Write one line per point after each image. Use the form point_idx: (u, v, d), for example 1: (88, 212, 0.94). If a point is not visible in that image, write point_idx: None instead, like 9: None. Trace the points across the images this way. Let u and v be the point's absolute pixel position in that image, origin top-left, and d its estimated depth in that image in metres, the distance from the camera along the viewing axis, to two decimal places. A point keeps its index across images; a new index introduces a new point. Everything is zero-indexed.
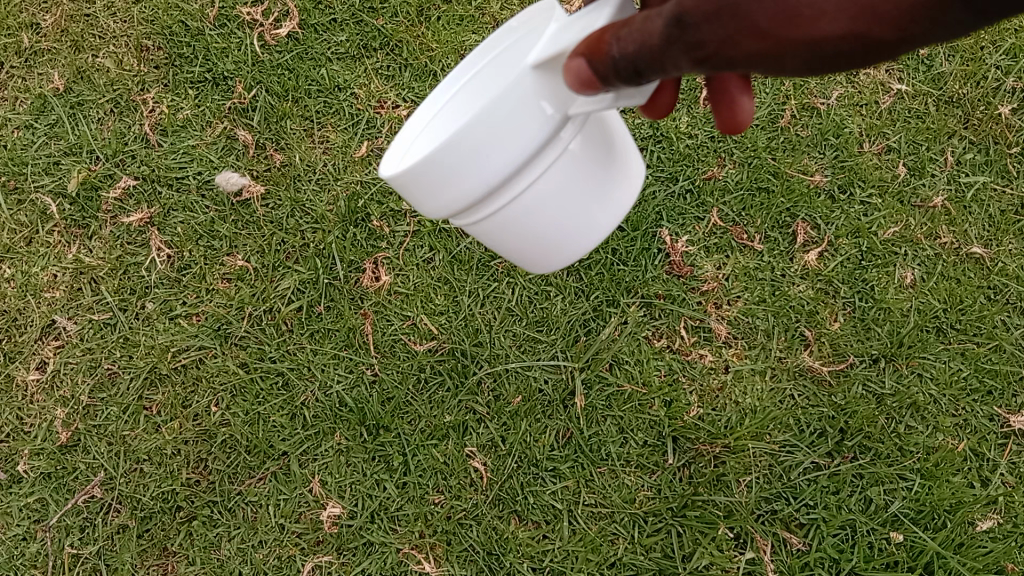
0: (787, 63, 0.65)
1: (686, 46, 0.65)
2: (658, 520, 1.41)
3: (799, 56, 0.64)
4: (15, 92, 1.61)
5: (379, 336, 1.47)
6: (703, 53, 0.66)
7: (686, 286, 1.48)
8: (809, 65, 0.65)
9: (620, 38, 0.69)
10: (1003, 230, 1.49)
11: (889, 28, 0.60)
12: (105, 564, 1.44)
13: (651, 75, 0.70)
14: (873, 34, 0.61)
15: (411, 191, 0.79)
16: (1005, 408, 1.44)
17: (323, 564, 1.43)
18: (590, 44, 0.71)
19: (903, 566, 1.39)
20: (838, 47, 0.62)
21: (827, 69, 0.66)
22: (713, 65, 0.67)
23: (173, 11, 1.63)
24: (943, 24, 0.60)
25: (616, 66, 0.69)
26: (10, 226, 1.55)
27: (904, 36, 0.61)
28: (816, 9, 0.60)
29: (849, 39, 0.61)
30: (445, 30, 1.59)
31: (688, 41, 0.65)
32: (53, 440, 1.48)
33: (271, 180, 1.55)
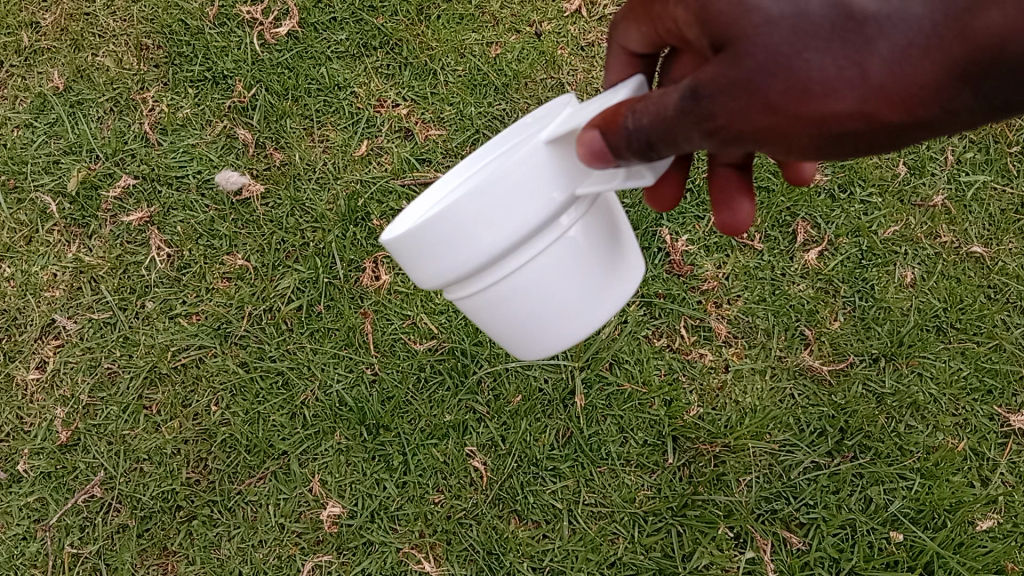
0: (794, 141, 0.70)
1: (699, 119, 0.71)
2: (658, 520, 1.41)
3: (809, 131, 0.69)
4: (15, 90, 1.61)
5: (379, 335, 1.47)
6: (713, 126, 0.71)
7: (686, 285, 1.48)
8: (814, 145, 0.71)
9: (636, 112, 0.73)
10: (1003, 229, 1.49)
11: (894, 111, 0.67)
12: (105, 564, 1.44)
13: (663, 148, 0.74)
14: (881, 113, 0.67)
15: (407, 257, 0.80)
16: (1004, 407, 1.44)
17: (323, 564, 1.42)
18: (607, 118, 0.74)
19: (904, 566, 1.38)
20: (844, 124, 0.68)
21: (827, 150, 0.72)
22: (724, 136, 0.72)
23: (173, 9, 1.63)
24: (938, 108, 0.67)
25: (632, 138, 0.73)
26: (9, 225, 1.55)
27: (906, 118, 0.67)
28: (826, 86, 0.67)
29: (856, 118, 0.68)
30: (445, 29, 1.59)
31: (699, 113, 0.71)
32: (53, 440, 1.47)
33: (271, 178, 1.55)
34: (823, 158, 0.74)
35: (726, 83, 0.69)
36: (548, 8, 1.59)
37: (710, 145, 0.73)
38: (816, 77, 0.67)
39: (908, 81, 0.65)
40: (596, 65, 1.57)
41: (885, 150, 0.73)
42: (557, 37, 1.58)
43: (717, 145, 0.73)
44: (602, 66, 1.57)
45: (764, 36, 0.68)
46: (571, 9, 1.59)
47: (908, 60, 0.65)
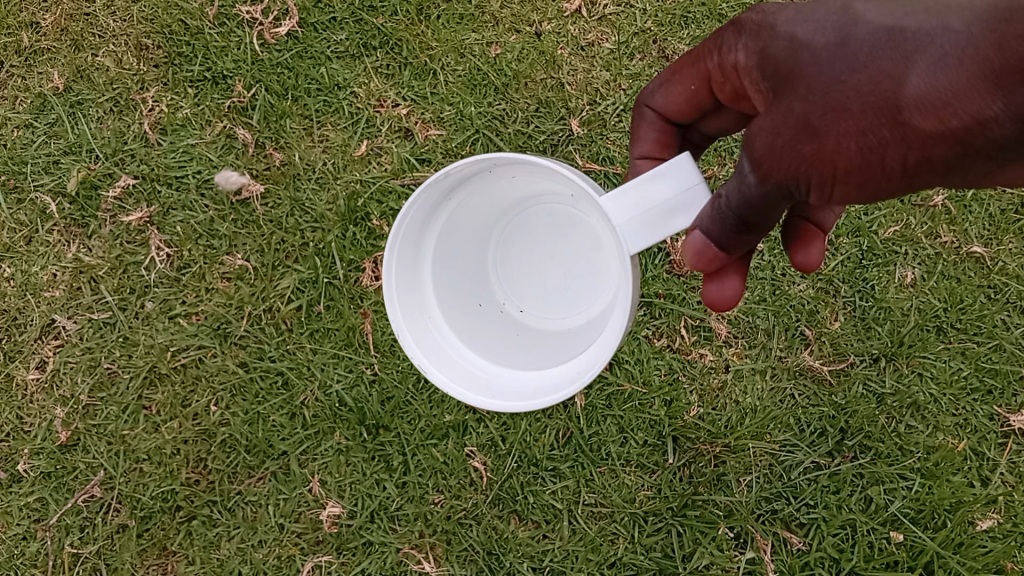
0: (839, 161, 0.79)
1: (754, 158, 0.84)
2: (658, 520, 1.41)
3: (848, 148, 0.78)
4: (16, 91, 1.61)
5: (379, 336, 1.47)
6: (764, 163, 0.83)
7: (686, 285, 1.48)
8: (854, 166, 0.79)
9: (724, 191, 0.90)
10: (1003, 229, 1.47)
11: (926, 119, 0.74)
12: (106, 564, 1.44)
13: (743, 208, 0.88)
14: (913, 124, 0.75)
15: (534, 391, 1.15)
16: (1005, 407, 1.43)
17: (323, 564, 1.43)
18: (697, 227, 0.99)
19: (903, 566, 1.39)
20: (879, 137, 0.77)
21: (871, 170, 0.79)
22: (779, 168, 0.82)
23: (172, 8, 1.62)
24: (972, 118, 0.72)
25: (726, 215, 0.91)
26: (10, 225, 1.55)
27: (942, 131, 0.73)
28: (861, 102, 0.77)
29: (888, 130, 0.76)
30: (445, 29, 1.59)
31: (756, 148, 0.84)
32: (53, 440, 1.47)
33: (271, 178, 1.55)
34: (871, 189, 0.81)
35: (775, 117, 0.83)
36: (548, 8, 1.59)
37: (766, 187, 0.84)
38: (849, 97, 0.78)
39: (941, 91, 0.73)
40: (596, 65, 1.57)
41: (932, 175, 0.78)
42: (557, 37, 1.58)
43: (779, 193, 0.85)
44: (602, 66, 1.57)
45: (807, 70, 0.81)
46: (571, 9, 1.59)
47: (936, 73, 0.73)
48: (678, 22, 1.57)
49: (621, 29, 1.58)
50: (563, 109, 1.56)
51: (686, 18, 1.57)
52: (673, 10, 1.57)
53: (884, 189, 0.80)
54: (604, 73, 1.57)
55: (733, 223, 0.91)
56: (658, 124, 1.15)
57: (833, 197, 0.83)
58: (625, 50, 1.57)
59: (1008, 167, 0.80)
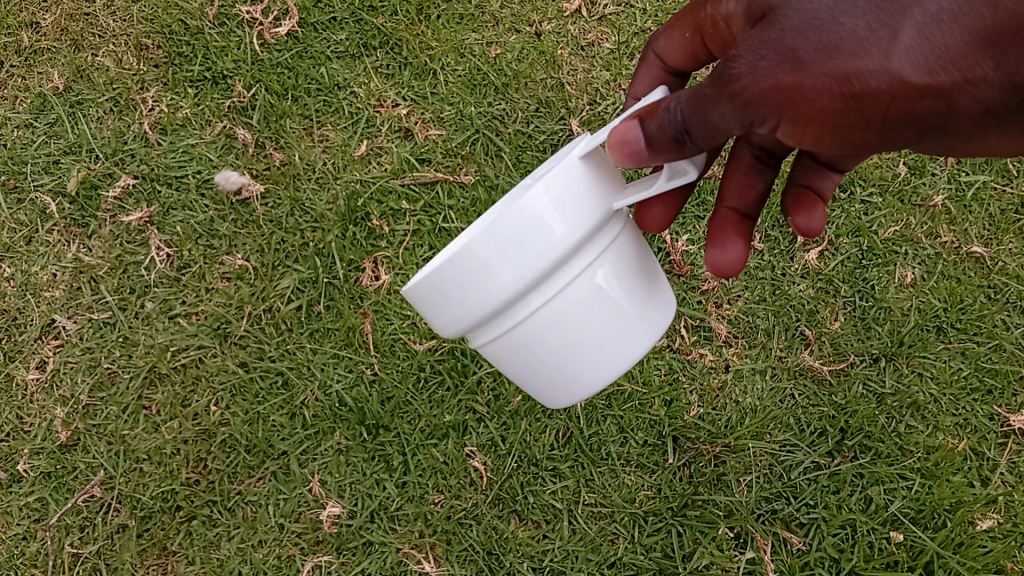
0: (816, 102, 0.77)
1: (729, 79, 0.78)
2: (658, 519, 1.41)
3: (831, 91, 0.76)
4: (15, 91, 1.61)
5: (379, 336, 1.47)
6: (742, 87, 0.78)
7: (686, 285, 1.48)
8: (835, 110, 0.77)
9: (671, 100, 0.81)
10: (1003, 229, 1.49)
11: (916, 74, 0.74)
12: (106, 564, 1.44)
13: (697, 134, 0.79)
14: (906, 76, 0.74)
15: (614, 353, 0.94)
16: (1005, 407, 1.44)
17: (323, 564, 1.42)
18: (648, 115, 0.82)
19: (903, 566, 1.38)
20: (867, 85, 0.75)
21: (852, 118, 0.78)
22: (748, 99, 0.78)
23: (173, 9, 1.62)
24: (960, 76, 0.74)
25: (665, 123, 0.80)
26: (9, 225, 1.55)
27: (932, 84, 0.74)
28: (856, 45, 0.75)
29: (880, 78, 0.75)
30: (445, 28, 1.59)
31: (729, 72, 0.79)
32: (53, 440, 1.47)
33: (271, 178, 1.55)
34: (845, 136, 0.81)
35: (761, 43, 0.79)
36: (548, 8, 1.59)
37: (737, 112, 0.79)
38: (846, 36, 0.75)
39: (938, 46, 0.73)
40: (596, 65, 1.57)
41: (905, 127, 0.79)
42: (557, 37, 1.58)
43: (741, 119, 0.79)
44: (602, 66, 1.57)
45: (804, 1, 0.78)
46: (571, 8, 1.59)
47: (937, 25, 0.72)
48: None
49: (621, 29, 1.59)
50: (563, 109, 1.56)
51: None
52: (673, 10, 1.60)
53: (855, 137, 0.81)
54: (604, 73, 1.57)
55: (669, 134, 0.80)
56: (658, 74, 1.13)
57: (801, 137, 0.82)
58: (625, 50, 1.58)
59: (966, 134, 0.84)
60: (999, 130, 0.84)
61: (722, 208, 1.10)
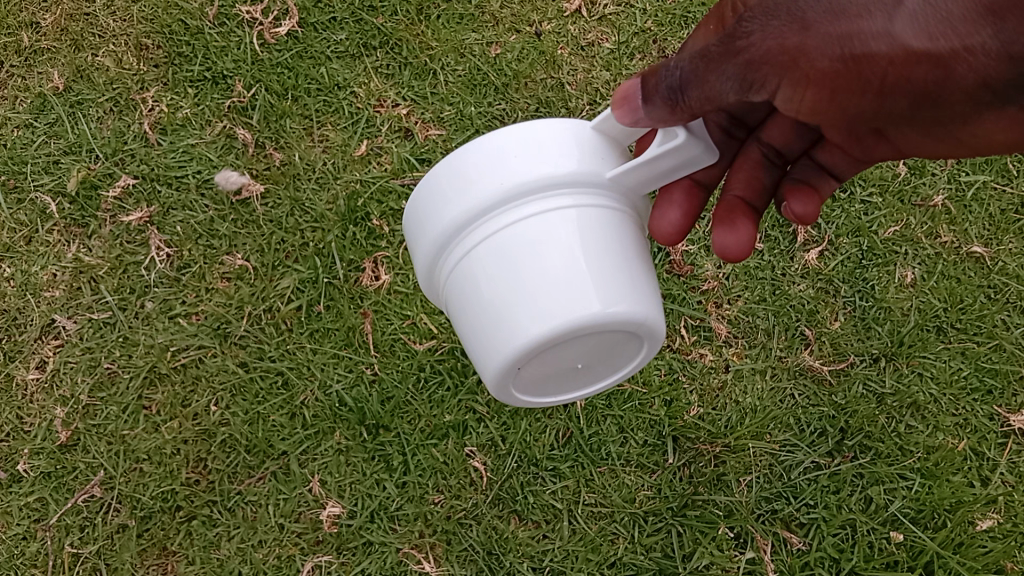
0: (818, 63, 0.82)
1: (737, 37, 0.82)
2: (658, 520, 1.41)
3: (834, 50, 0.81)
4: (15, 90, 1.61)
5: (379, 335, 1.47)
6: (748, 45, 0.82)
7: (686, 285, 1.48)
8: (836, 71, 0.82)
9: (677, 59, 0.85)
10: (1003, 229, 1.50)
11: (917, 38, 0.79)
12: (105, 564, 1.43)
13: (692, 92, 0.82)
14: (905, 38, 0.79)
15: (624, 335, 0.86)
16: (1005, 407, 1.44)
17: (322, 564, 1.42)
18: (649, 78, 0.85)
19: (904, 566, 1.38)
20: (869, 47, 0.80)
21: (850, 80, 0.83)
22: (755, 58, 0.82)
23: (173, 9, 1.63)
24: (958, 42, 0.78)
25: (665, 77, 0.83)
26: (9, 225, 1.55)
27: (930, 49, 0.79)
28: (861, 8, 0.80)
29: (880, 41, 0.80)
30: (445, 29, 1.59)
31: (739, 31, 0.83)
32: (53, 440, 1.47)
33: (270, 178, 1.55)
34: (842, 98, 0.86)
35: (772, 5, 0.82)
36: (548, 9, 1.60)
37: (741, 71, 0.83)
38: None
39: (938, 12, 0.78)
40: (596, 64, 1.57)
41: (901, 93, 0.84)
42: (557, 37, 1.59)
43: (743, 78, 0.83)
44: (602, 65, 1.57)
45: None
46: (571, 9, 1.60)
47: None
48: (678, 22, 1.59)
49: (621, 30, 1.59)
50: (563, 109, 1.56)
51: (685, 18, 1.60)
52: (673, 10, 1.60)
53: (852, 101, 0.86)
54: (604, 72, 1.57)
55: (667, 89, 0.82)
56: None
57: (804, 99, 0.87)
58: (625, 49, 1.58)
59: (956, 117, 0.87)
60: (990, 118, 0.86)
61: (728, 194, 1.09)
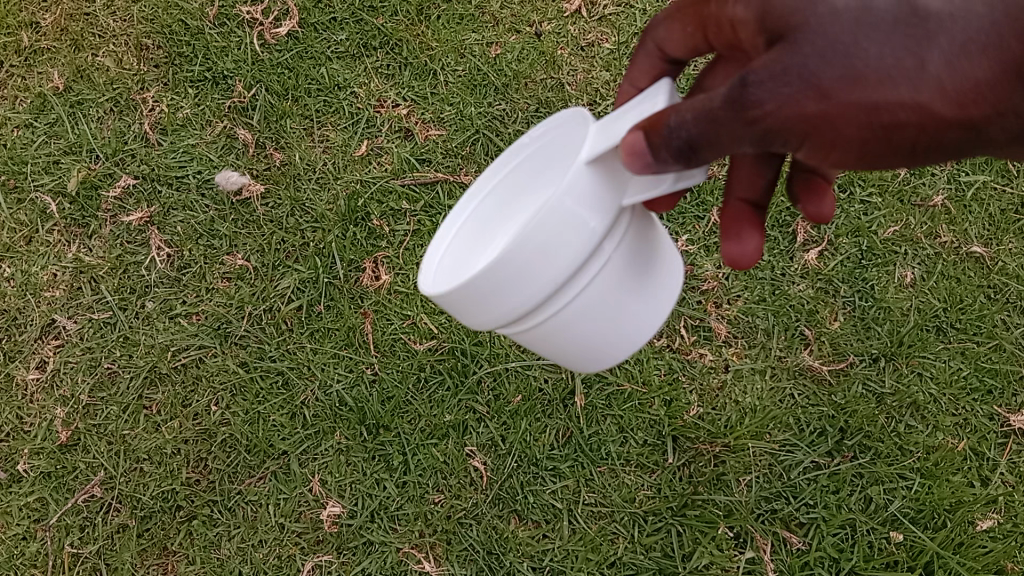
0: (841, 130, 0.78)
1: (747, 106, 0.76)
2: (658, 519, 1.41)
3: (858, 119, 0.77)
4: (15, 90, 1.61)
5: (379, 335, 1.47)
6: (763, 113, 0.76)
7: (686, 285, 1.49)
8: (863, 137, 0.78)
9: (676, 112, 0.75)
10: (1003, 229, 1.50)
11: (946, 105, 0.76)
12: (106, 564, 1.43)
13: (701, 151, 0.76)
14: (934, 108, 0.76)
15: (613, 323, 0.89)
16: (1005, 407, 1.44)
17: (323, 564, 1.42)
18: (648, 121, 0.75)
19: (904, 566, 1.38)
20: (895, 116, 0.77)
21: (877, 143, 0.79)
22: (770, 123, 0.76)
23: (173, 9, 1.63)
24: (991, 108, 0.77)
25: (671, 137, 0.73)
26: (9, 225, 1.55)
27: (963, 116, 0.77)
28: (880, 76, 0.76)
29: (910, 110, 0.76)
30: (445, 29, 1.60)
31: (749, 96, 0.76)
32: (53, 440, 1.47)
33: (271, 178, 1.55)
34: (868, 158, 0.82)
35: (780, 69, 0.77)
36: (548, 9, 1.60)
37: (758, 137, 0.77)
38: (873, 67, 0.76)
39: (966, 79, 0.75)
40: (596, 65, 1.57)
41: (926, 152, 0.82)
42: (557, 37, 1.59)
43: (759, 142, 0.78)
44: (602, 66, 1.57)
45: (820, 26, 0.77)
46: (571, 9, 1.59)
47: (964, 58, 0.75)
48: None
49: (621, 30, 1.59)
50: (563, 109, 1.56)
51: None
52: None
53: (877, 159, 0.82)
54: (604, 73, 1.57)
55: (677, 145, 0.74)
56: (654, 62, 1.05)
57: (826, 158, 0.82)
58: (625, 50, 1.58)
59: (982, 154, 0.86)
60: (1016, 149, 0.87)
61: (732, 199, 1.09)
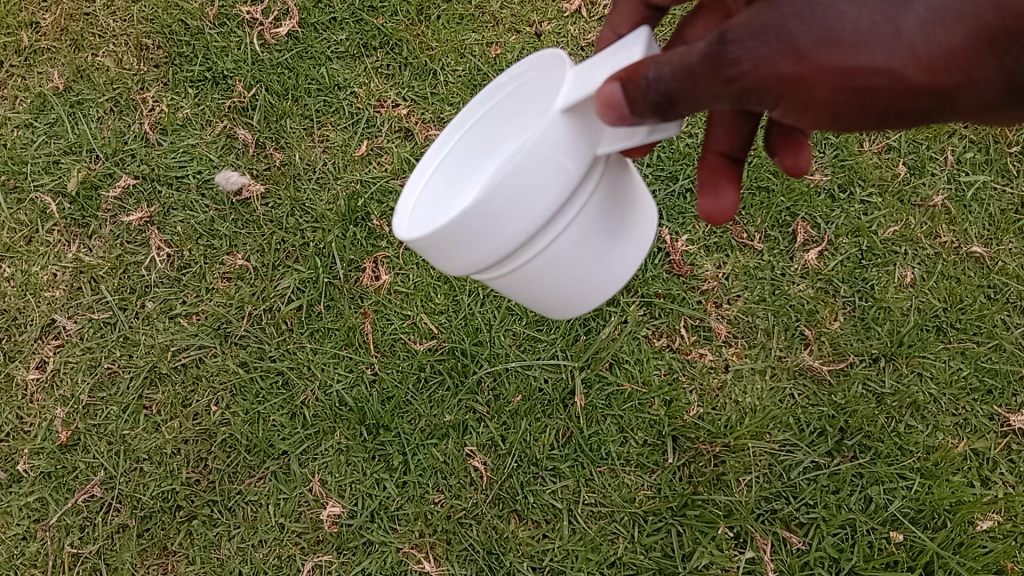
0: (815, 92, 0.73)
1: (726, 63, 0.72)
2: (658, 519, 1.41)
3: (834, 81, 0.72)
4: (15, 91, 1.61)
5: (379, 335, 1.47)
6: (741, 72, 0.72)
7: (686, 285, 1.49)
8: (835, 102, 0.74)
9: (656, 64, 0.72)
10: (1003, 229, 1.50)
11: (918, 72, 0.72)
12: (105, 564, 1.43)
13: (679, 104, 0.73)
14: (908, 74, 0.72)
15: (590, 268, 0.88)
16: (1005, 407, 1.44)
17: (323, 564, 1.42)
18: (626, 72, 0.73)
19: (904, 566, 1.38)
20: (870, 81, 0.72)
21: (852, 109, 0.75)
22: (747, 82, 0.72)
23: (173, 9, 1.63)
24: (961, 76, 0.73)
25: (650, 88, 0.71)
26: (10, 225, 1.55)
27: (934, 84, 0.73)
28: (858, 38, 0.71)
29: (883, 75, 0.72)
30: (445, 29, 1.60)
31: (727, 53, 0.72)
32: (53, 440, 1.47)
33: (271, 178, 1.55)
34: (844, 123, 0.77)
35: (758, 27, 0.72)
36: (548, 9, 1.60)
37: (733, 97, 0.73)
38: (849, 28, 0.71)
39: (938, 46, 0.72)
40: None
41: (901, 120, 0.77)
42: (557, 37, 1.59)
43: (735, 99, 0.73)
44: None
45: None
46: (571, 8, 1.59)
47: (937, 24, 0.71)
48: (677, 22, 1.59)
49: None
50: None
51: None
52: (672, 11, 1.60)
53: (853, 125, 0.77)
54: None
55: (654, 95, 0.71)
56: (636, 8, 1.08)
57: (801, 120, 0.78)
58: None
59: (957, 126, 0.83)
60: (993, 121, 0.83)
61: (708, 154, 1.07)
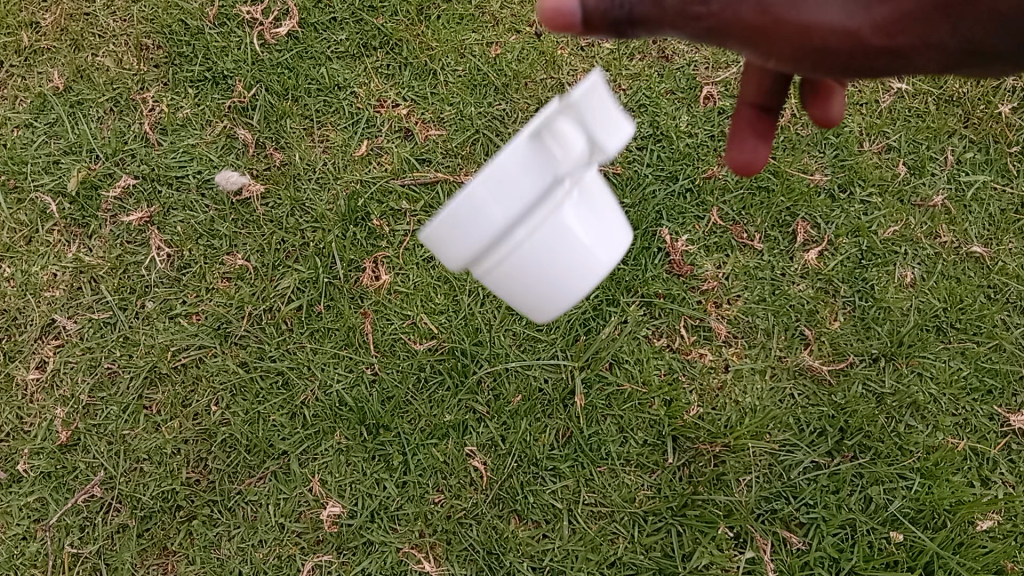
0: (773, 43, 0.78)
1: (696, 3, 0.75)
2: (658, 519, 1.41)
3: (793, 34, 0.77)
4: (15, 91, 1.61)
5: (379, 335, 1.47)
6: (707, 13, 0.75)
7: (686, 285, 1.49)
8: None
9: None
10: (1003, 229, 1.50)
11: (872, 32, 0.76)
12: (105, 564, 1.43)
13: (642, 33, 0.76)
14: (860, 32, 0.76)
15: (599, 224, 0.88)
16: (1005, 407, 1.44)
17: (323, 564, 1.42)
18: None
19: (904, 566, 1.38)
20: (824, 37, 0.77)
21: (810, 57, 0.79)
22: (712, 28, 0.76)
23: (173, 9, 1.63)
24: (915, 39, 0.77)
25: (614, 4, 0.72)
26: (9, 225, 1.55)
27: (887, 45, 0.77)
28: None
29: (836, 33, 0.76)
30: (445, 29, 1.60)
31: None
32: (53, 440, 1.47)
33: (271, 178, 1.55)
34: (806, 68, 0.81)
35: None
36: None
37: (699, 35, 0.77)
38: None
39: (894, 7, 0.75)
40: (595, 65, 1.59)
41: (860, 73, 0.81)
42: (557, 37, 1.59)
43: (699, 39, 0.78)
44: (602, 66, 1.59)
45: None
46: None
47: None
48: None
49: None
50: None
51: None
52: None
53: (815, 70, 0.81)
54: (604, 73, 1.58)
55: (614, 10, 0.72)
56: None
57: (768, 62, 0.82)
58: (625, 50, 1.59)
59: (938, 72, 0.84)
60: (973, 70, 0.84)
61: (742, 106, 1.12)
